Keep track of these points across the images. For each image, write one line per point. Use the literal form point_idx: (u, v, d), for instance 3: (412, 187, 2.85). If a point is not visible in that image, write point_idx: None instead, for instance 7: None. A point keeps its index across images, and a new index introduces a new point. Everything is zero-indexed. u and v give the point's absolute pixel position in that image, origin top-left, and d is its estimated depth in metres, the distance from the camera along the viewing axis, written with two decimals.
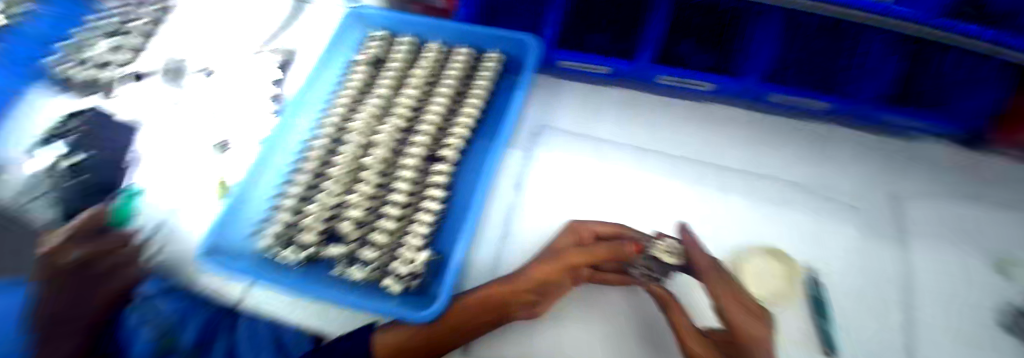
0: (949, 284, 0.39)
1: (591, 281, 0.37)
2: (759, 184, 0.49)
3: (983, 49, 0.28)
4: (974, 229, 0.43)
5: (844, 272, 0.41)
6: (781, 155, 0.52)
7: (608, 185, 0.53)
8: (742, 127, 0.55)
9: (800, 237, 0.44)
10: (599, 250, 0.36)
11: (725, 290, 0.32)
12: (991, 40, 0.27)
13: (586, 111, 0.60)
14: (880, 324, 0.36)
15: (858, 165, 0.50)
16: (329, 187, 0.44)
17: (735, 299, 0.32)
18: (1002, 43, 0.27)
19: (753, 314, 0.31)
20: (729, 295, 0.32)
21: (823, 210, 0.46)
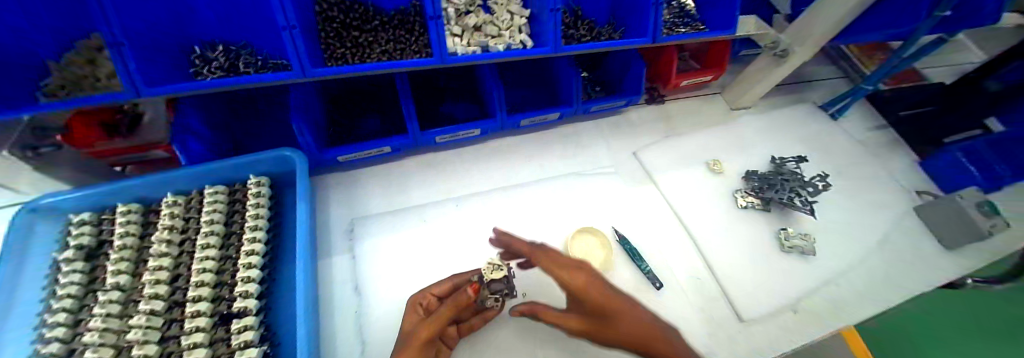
0: (702, 206, 0.72)
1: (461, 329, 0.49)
2: (554, 184, 0.70)
3: (600, 46, 0.60)
4: (695, 180, 0.76)
5: (640, 237, 0.65)
6: (553, 158, 0.74)
7: (454, 234, 0.62)
8: (527, 155, 0.74)
9: (597, 217, 0.66)
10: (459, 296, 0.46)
11: (559, 266, 0.45)
12: (601, 45, 0.58)
13: (392, 192, 0.66)
14: (687, 255, 0.65)
15: (599, 149, 0.77)
16: None
17: (553, 263, 0.45)
18: (601, 45, 0.59)
19: (562, 266, 0.45)
20: (557, 268, 0.45)
21: (596, 188, 0.70)
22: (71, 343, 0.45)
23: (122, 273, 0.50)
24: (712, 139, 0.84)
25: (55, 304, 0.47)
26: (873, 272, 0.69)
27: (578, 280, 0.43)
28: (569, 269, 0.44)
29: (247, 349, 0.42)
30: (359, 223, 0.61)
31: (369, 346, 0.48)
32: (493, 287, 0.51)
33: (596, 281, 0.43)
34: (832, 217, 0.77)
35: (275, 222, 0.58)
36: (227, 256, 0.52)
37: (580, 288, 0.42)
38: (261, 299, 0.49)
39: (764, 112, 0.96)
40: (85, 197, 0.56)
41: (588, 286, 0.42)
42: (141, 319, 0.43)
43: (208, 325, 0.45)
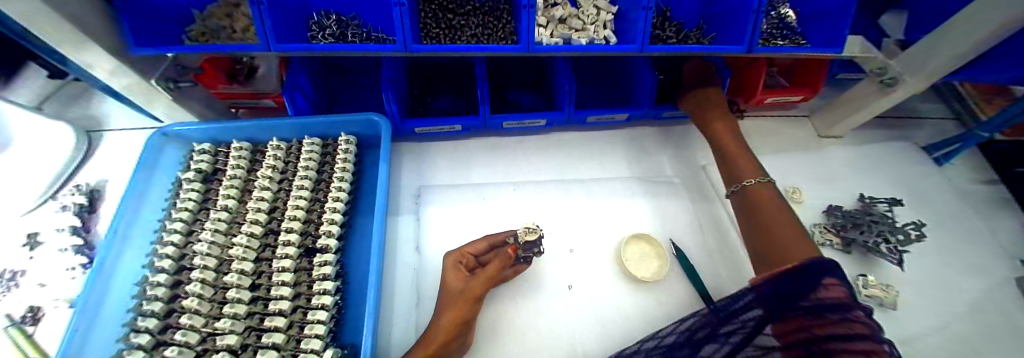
0: None
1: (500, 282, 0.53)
2: (613, 184, 0.69)
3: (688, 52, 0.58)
4: None
5: (700, 252, 0.62)
6: (614, 156, 0.73)
7: (511, 216, 0.63)
8: (587, 153, 0.73)
9: (655, 224, 0.64)
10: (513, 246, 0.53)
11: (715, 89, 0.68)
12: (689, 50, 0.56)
13: (457, 167, 0.69)
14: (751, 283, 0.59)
15: (663, 155, 0.74)
16: (188, 322, 0.45)
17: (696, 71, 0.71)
18: (690, 49, 0.56)
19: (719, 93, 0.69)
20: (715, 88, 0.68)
21: (656, 195, 0.68)
22: (184, 249, 0.54)
23: (230, 197, 0.58)
24: (786, 166, 0.79)
25: (176, 214, 0.56)
26: (971, 342, 0.59)
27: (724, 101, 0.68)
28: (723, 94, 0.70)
29: (324, 283, 0.48)
30: (426, 191, 0.65)
31: (423, 302, 0.52)
32: (526, 246, 0.54)
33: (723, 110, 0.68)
34: (923, 272, 0.68)
35: (357, 177, 0.64)
36: (317, 198, 0.58)
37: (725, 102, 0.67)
38: (340, 240, 0.55)
39: (849, 148, 0.89)
40: (209, 128, 0.66)
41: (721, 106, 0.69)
42: (242, 239, 0.51)
43: (295, 255, 0.51)
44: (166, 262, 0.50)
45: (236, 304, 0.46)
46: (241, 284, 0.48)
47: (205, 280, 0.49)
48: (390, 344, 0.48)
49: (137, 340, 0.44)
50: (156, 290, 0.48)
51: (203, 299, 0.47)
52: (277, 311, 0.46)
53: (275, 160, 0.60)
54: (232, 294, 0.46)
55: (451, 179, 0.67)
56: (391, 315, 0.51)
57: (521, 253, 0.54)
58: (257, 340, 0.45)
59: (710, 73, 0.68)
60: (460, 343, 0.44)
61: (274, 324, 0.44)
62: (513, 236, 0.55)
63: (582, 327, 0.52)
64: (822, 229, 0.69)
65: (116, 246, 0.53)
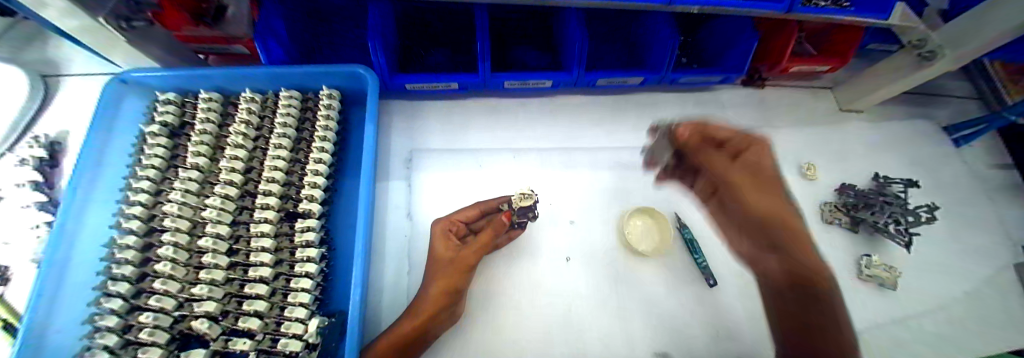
0: None
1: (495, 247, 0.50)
2: (620, 152, 0.64)
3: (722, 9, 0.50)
4: None
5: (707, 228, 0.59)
6: (624, 124, 0.68)
7: (511, 184, 0.59)
8: (595, 120, 0.68)
9: (662, 198, 0.61)
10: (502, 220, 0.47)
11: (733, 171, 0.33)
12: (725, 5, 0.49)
13: (452, 129, 0.64)
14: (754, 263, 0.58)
15: (676, 125, 0.69)
16: (162, 288, 0.42)
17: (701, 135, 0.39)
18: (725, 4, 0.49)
19: (755, 165, 0.34)
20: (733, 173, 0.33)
21: (664, 167, 0.64)
22: (153, 210, 0.49)
23: (201, 155, 0.53)
24: (803, 142, 0.75)
25: (141, 172, 0.51)
26: (959, 322, 0.60)
27: (766, 175, 0.33)
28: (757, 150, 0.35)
29: (308, 250, 0.45)
30: (419, 155, 0.60)
31: (415, 270, 0.50)
32: (521, 212, 0.48)
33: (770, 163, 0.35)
34: (928, 256, 0.67)
35: (342, 136, 0.58)
36: (296, 159, 0.53)
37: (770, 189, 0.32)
38: (324, 205, 0.51)
39: (869, 124, 0.84)
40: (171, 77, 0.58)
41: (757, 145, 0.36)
42: (216, 201, 0.46)
43: (275, 219, 0.47)
44: (133, 224, 0.46)
45: (213, 270, 0.43)
46: (217, 249, 0.44)
47: (178, 244, 0.45)
48: (380, 312, 0.47)
49: (107, 305, 0.41)
50: (125, 253, 0.44)
51: (177, 265, 0.44)
52: (259, 278, 0.43)
53: (251, 115, 0.55)
54: (208, 259, 0.43)
55: (443, 143, 0.62)
56: (378, 280, 0.50)
57: (515, 218, 0.49)
58: (238, 306, 0.43)
59: (737, 34, 0.60)
60: (450, 312, 0.43)
61: (255, 291, 0.42)
62: (507, 203, 0.50)
63: (576, 301, 0.50)
64: (832, 208, 0.66)
65: (76, 205, 0.48)
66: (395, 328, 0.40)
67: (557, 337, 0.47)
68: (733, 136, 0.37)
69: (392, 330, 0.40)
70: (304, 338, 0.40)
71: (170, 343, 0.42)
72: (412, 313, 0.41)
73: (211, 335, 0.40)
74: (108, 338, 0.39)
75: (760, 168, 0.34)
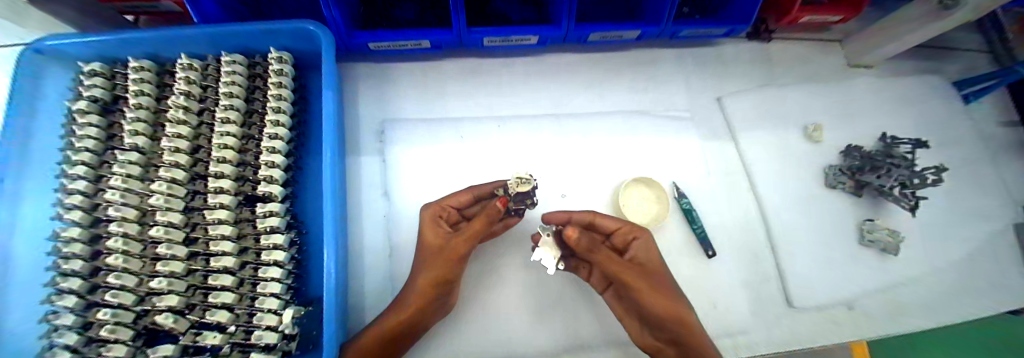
0: (786, 173, 0.61)
1: (491, 235, 0.46)
2: (616, 117, 0.59)
3: None
4: (783, 145, 0.63)
5: (705, 197, 0.57)
6: (620, 86, 0.61)
7: (495, 155, 0.54)
8: (588, 82, 0.61)
9: (659, 166, 0.57)
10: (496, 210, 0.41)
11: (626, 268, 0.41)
12: None
13: (429, 97, 0.57)
14: (749, 230, 0.57)
15: (678, 85, 0.63)
16: (120, 282, 0.38)
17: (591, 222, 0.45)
18: None
19: (643, 249, 0.44)
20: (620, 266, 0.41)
21: (663, 132, 0.59)
22: (96, 199, 0.44)
23: (139, 134, 0.46)
24: (814, 99, 0.69)
25: (74, 156, 0.44)
26: (945, 279, 0.61)
27: (647, 260, 0.43)
28: (643, 233, 0.45)
29: (274, 236, 0.40)
30: (391, 126, 0.54)
31: (397, 252, 0.48)
32: (517, 198, 0.44)
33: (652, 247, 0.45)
34: (929, 216, 0.66)
35: (299, 107, 0.52)
36: (249, 136, 0.48)
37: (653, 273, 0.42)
38: (287, 187, 0.46)
39: (882, 79, 0.78)
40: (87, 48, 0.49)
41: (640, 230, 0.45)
42: (162, 186, 0.41)
43: (232, 204, 0.42)
44: (75, 215, 0.41)
45: (170, 262, 0.39)
46: (171, 239, 0.40)
47: (128, 235, 0.41)
48: (364, 297, 0.46)
49: (60, 302, 0.37)
50: (71, 247, 0.40)
51: (130, 257, 0.40)
52: (222, 268, 0.39)
53: (189, 85, 0.47)
54: (163, 250, 0.38)
55: (418, 112, 0.56)
56: (358, 263, 0.48)
57: (511, 205, 0.45)
58: (204, 298, 0.40)
59: None
60: (442, 300, 0.42)
61: (219, 283, 0.38)
62: (503, 187, 0.45)
63: (556, 278, 0.53)
64: (837, 171, 0.62)
65: (4, 205, 0.43)
66: (382, 320, 0.40)
67: (544, 314, 0.51)
68: (621, 224, 0.45)
69: (382, 319, 0.41)
70: (279, 329, 0.37)
71: (135, 339, 0.39)
72: (405, 305, 0.41)
73: (178, 329, 0.37)
74: (68, 337, 0.36)
75: (646, 255, 0.44)
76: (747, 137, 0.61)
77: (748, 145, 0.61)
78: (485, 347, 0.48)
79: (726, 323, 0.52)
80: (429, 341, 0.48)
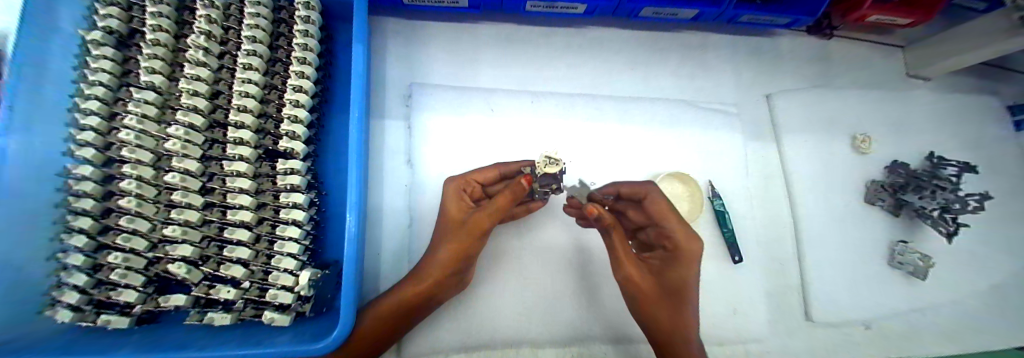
0: (825, 183, 0.58)
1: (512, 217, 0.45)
2: (655, 105, 0.55)
3: None
4: (828, 153, 0.59)
5: (740, 200, 0.54)
6: (664, 71, 0.57)
7: (525, 133, 0.51)
8: (630, 62, 0.57)
9: (695, 163, 0.54)
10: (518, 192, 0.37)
11: (637, 266, 0.39)
12: None
13: (460, 62, 0.53)
14: (781, 239, 0.55)
15: (725, 78, 0.59)
16: (133, 226, 0.37)
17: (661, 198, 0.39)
18: None
19: (669, 265, 0.38)
20: (631, 263, 0.38)
21: (705, 126, 0.55)
22: (109, 138, 0.42)
23: (156, 73, 0.44)
24: (866, 108, 0.65)
25: (87, 89, 0.42)
26: (971, 309, 0.59)
27: (671, 278, 0.38)
28: (683, 250, 0.37)
29: (294, 195, 0.39)
30: (419, 91, 0.51)
31: (416, 223, 0.47)
32: (542, 180, 0.40)
33: (691, 265, 0.37)
34: (965, 243, 0.63)
35: (325, 60, 0.48)
36: (272, 85, 0.45)
37: (671, 291, 0.38)
38: (309, 145, 0.44)
39: (941, 93, 0.72)
40: None
41: (685, 245, 0.37)
42: (180, 131, 0.39)
43: (252, 157, 0.40)
44: (88, 153, 0.39)
45: (185, 211, 0.37)
46: (187, 187, 0.38)
47: (142, 178, 0.40)
48: (379, 265, 0.45)
49: (70, 241, 0.37)
50: (83, 185, 0.39)
51: (143, 202, 0.39)
52: (240, 223, 0.38)
53: (212, 26, 0.44)
54: (179, 198, 0.37)
55: (448, 78, 0.52)
56: (377, 230, 0.46)
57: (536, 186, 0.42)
58: (219, 251, 0.40)
59: None
60: (456, 278, 0.41)
61: (236, 237, 0.36)
62: (531, 167, 0.42)
63: (573, 267, 0.52)
64: (878, 187, 0.59)
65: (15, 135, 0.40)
66: (397, 292, 0.39)
67: (558, 303, 0.50)
68: (669, 226, 0.37)
69: (396, 291, 0.39)
70: (295, 290, 0.36)
71: (146, 285, 0.39)
72: (419, 277, 0.40)
73: (191, 279, 0.37)
74: (76, 278, 0.36)
75: (667, 272, 0.38)
76: (792, 140, 0.58)
77: (792, 149, 0.58)
78: (498, 331, 0.47)
79: (746, 330, 0.51)
80: (441, 316, 0.47)
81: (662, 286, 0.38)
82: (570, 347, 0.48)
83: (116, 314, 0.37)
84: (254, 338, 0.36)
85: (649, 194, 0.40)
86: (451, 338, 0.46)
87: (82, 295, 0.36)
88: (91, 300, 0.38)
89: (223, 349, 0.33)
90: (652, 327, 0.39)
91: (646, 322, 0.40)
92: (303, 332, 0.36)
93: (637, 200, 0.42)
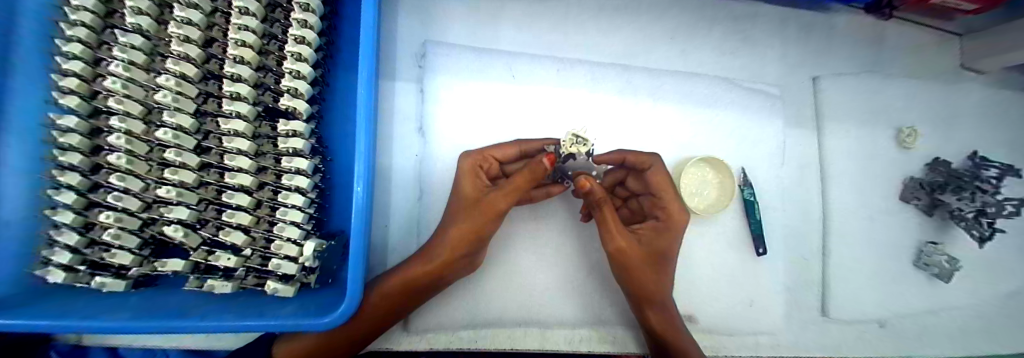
0: (861, 179, 0.55)
1: (530, 199, 0.41)
2: (692, 83, 0.50)
3: None
4: (868, 146, 0.55)
5: (771, 191, 0.51)
6: (704, 45, 0.52)
7: (549, 106, 0.47)
8: (668, 33, 0.51)
9: (728, 148, 0.50)
10: (535, 174, 0.33)
11: (625, 235, 0.36)
12: None
13: (481, 22, 0.48)
14: (808, 233, 0.53)
15: (770, 57, 0.53)
16: (122, 184, 0.34)
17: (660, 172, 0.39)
18: None
19: (659, 232, 0.38)
20: (618, 231, 0.36)
21: (741, 108, 0.51)
22: (95, 86, 0.38)
23: (143, 14, 0.38)
24: (915, 100, 0.60)
25: (67, 30, 0.36)
26: (988, 314, 0.58)
27: (657, 245, 0.38)
28: (675, 219, 0.38)
29: (297, 159, 0.35)
30: (432, 51, 0.46)
31: (427, 197, 0.44)
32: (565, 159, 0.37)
33: (677, 233, 0.39)
34: (998, 248, 0.60)
35: (331, 8, 0.42)
36: (271, 35, 0.40)
37: (653, 256, 0.38)
38: (313, 105, 0.40)
39: (998, 87, 0.66)
40: None
41: (676, 214, 0.38)
42: (170, 81, 0.35)
43: (251, 115, 0.37)
44: (73, 102, 0.35)
45: (179, 170, 0.34)
46: (180, 145, 0.35)
47: (132, 133, 0.36)
48: (389, 238, 0.43)
49: (59, 197, 0.34)
50: (69, 138, 0.35)
51: (134, 158, 0.36)
52: (239, 186, 0.35)
53: None
54: (172, 157, 0.34)
55: (467, 40, 0.47)
56: (385, 201, 0.43)
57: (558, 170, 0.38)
58: (218, 215, 0.37)
59: None
60: (469, 259, 0.39)
61: (235, 202, 0.33)
62: (554, 145, 0.39)
63: (588, 251, 0.49)
64: (916, 185, 0.55)
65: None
66: (405, 269, 0.37)
67: (571, 286, 0.48)
68: (666, 198, 0.38)
69: (404, 269, 0.37)
70: (299, 261, 0.34)
71: (143, 247, 0.37)
72: (432, 255, 0.37)
73: (188, 243, 0.34)
74: (68, 237, 0.34)
75: (656, 241, 0.38)
76: (833, 130, 0.54)
77: (831, 139, 0.54)
78: (508, 310, 0.46)
79: (760, 322, 0.50)
80: (450, 294, 0.45)
81: (650, 256, 0.38)
82: (582, 330, 0.47)
83: (112, 276, 0.35)
84: (257, 306, 0.34)
85: (652, 165, 0.39)
86: (459, 315, 0.45)
87: (74, 255, 0.34)
88: (85, 261, 0.36)
89: (224, 317, 0.31)
90: (632, 292, 0.39)
91: (627, 287, 0.39)
92: (308, 304, 0.34)
93: (638, 170, 0.41)
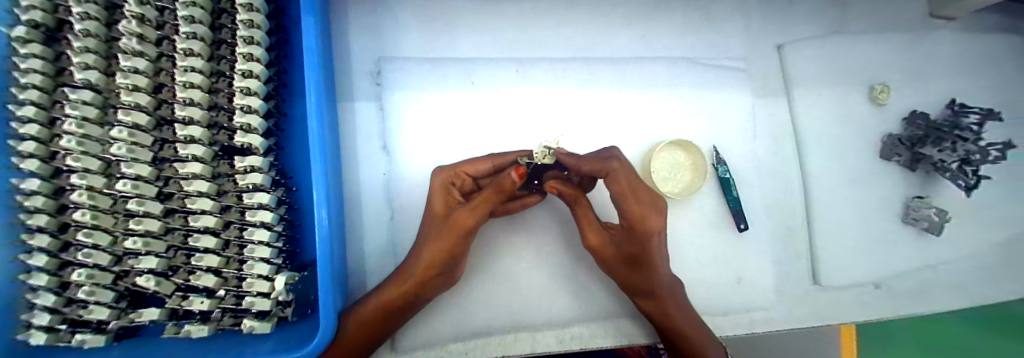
0: (838, 141, 0.54)
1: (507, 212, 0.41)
2: (654, 67, 0.50)
3: None
4: (841, 108, 0.55)
5: (747, 166, 0.51)
6: (664, 28, 0.51)
7: (512, 109, 0.47)
8: (625, 20, 0.50)
9: (698, 129, 0.50)
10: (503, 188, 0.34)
11: (596, 233, 0.39)
12: None
13: (434, 31, 0.47)
14: (789, 203, 0.52)
15: (732, 31, 0.53)
16: (90, 240, 0.34)
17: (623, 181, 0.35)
18: None
19: (629, 238, 0.37)
20: (590, 230, 0.39)
21: (708, 86, 0.51)
22: (53, 146, 0.37)
23: (90, 68, 0.37)
24: (885, 55, 0.59)
25: (19, 93, 0.35)
26: (983, 263, 0.57)
27: (628, 249, 0.37)
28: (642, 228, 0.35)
29: (258, 195, 0.35)
30: (387, 68, 0.45)
31: (399, 216, 0.44)
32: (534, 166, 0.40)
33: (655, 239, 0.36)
34: (987, 195, 0.59)
35: (278, 37, 0.42)
36: (219, 72, 0.40)
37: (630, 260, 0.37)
38: (269, 138, 0.40)
39: (971, 31, 0.65)
40: None
41: (651, 219, 0.35)
42: (122, 132, 0.34)
43: (208, 156, 0.36)
44: (33, 166, 0.35)
45: (143, 220, 0.34)
46: (142, 194, 0.35)
47: (93, 188, 0.36)
48: (366, 261, 0.43)
49: (32, 261, 0.34)
50: (33, 201, 0.35)
51: (99, 213, 0.36)
52: (204, 229, 0.35)
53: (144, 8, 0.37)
54: (134, 207, 0.33)
55: (421, 52, 0.47)
56: (356, 224, 0.43)
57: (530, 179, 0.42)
58: (188, 260, 0.37)
59: None
60: (446, 276, 0.38)
61: (201, 245, 0.33)
62: (527, 157, 0.39)
63: (569, 248, 0.49)
64: (895, 141, 0.54)
65: None
66: (381, 292, 0.37)
67: (555, 285, 0.48)
68: (625, 206, 0.35)
69: (380, 292, 0.37)
70: (272, 296, 0.34)
71: (119, 300, 0.37)
72: (408, 276, 0.37)
73: (162, 291, 0.35)
74: (45, 298, 0.34)
75: (626, 245, 0.37)
76: (804, 96, 0.54)
77: (803, 106, 0.53)
78: (494, 317, 0.46)
79: (751, 297, 0.49)
80: (434, 308, 0.45)
81: (626, 259, 0.38)
82: (571, 328, 0.46)
83: (92, 332, 0.35)
84: (235, 345, 0.34)
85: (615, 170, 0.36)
86: (445, 328, 0.45)
87: (54, 315, 0.34)
88: (66, 319, 0.36)
89: None
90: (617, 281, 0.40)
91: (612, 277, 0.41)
92: (285, 339, 0.34)
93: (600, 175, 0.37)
